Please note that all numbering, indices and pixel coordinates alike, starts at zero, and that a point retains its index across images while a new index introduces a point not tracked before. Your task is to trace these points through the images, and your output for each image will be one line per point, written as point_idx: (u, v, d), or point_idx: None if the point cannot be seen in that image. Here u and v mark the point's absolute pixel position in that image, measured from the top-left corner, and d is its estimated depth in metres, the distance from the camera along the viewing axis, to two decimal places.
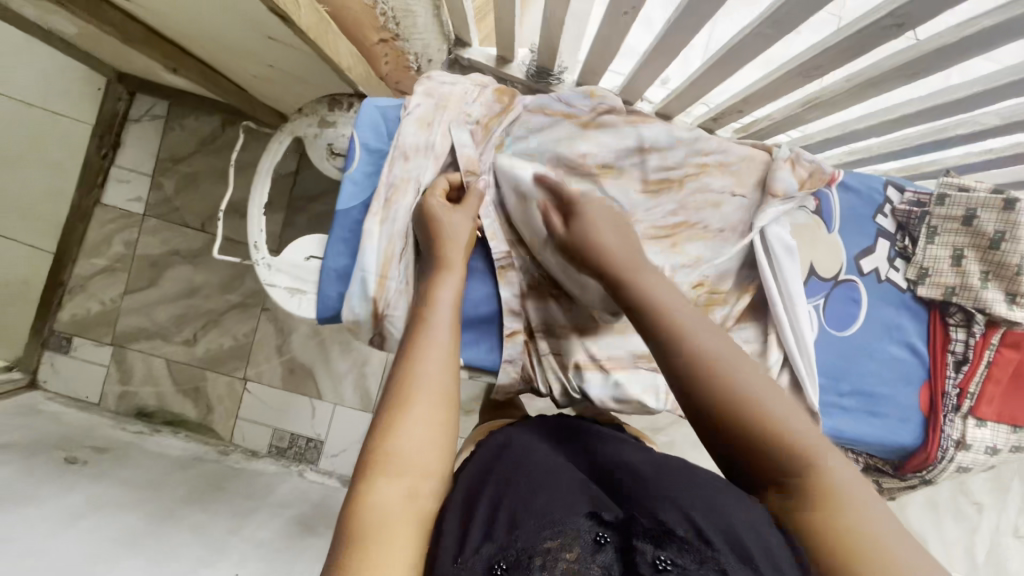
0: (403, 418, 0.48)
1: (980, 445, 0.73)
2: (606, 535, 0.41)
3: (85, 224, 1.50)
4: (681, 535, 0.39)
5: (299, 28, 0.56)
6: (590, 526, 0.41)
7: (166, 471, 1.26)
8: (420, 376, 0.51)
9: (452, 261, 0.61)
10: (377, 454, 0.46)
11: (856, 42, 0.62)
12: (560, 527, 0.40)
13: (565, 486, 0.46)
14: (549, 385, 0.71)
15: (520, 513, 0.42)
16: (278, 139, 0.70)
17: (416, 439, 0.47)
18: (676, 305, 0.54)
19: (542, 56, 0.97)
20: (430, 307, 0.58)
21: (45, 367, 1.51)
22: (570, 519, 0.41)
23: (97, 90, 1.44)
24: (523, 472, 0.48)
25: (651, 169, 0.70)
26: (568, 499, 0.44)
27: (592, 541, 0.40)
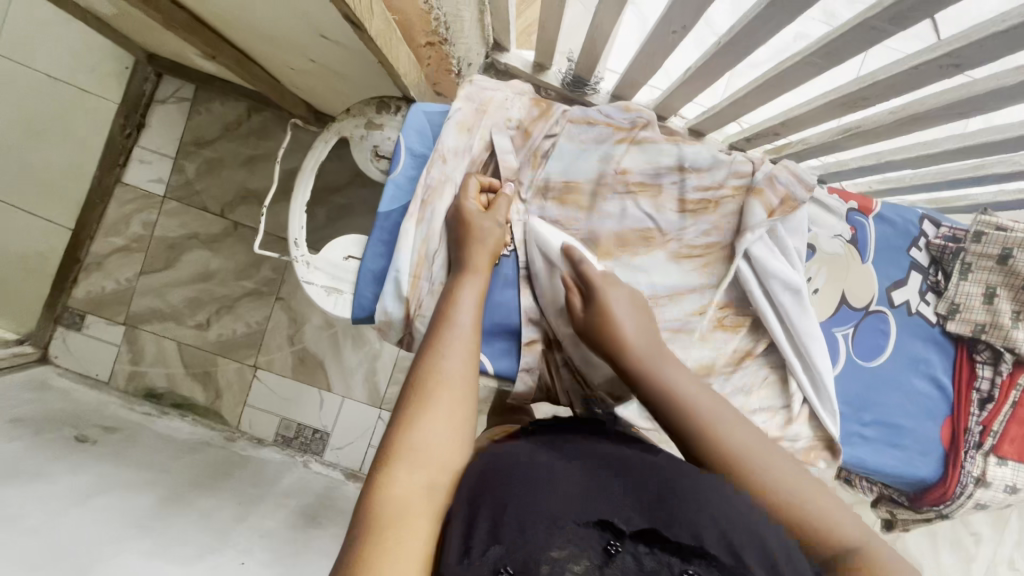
0: (423, 414, 0.48)
1: (1000, 484, 0.73)
2: (617, 544, 0.41)
3: (105, 203, 1.50)
4: (704, 550, 0.40)
5: (368, 35, 0.56)
6: (600, 535, 0.41)
7: (174, 454, 1.26)
8: (442, 373, 0.51)
9: (476, 265, 0.60)
10: (395, 446, 0.47)
11: (909, 77, 0.62)
12: (570, 535, 0.40)
13: (575, 487, 0.45)
14: (569, 396, 0.70)
15: (528, 515, 0.41)
16: (323, 139, 0.70)
17: (435, 436, 0.48)
18: (648, 348, 0.59)
19: (580, 66, 0.97)
20: (452, 307, 0.57)
21: (56, 342, 1.52)
22: (578, 527, 0.41)
23: (125, 69, 1.44)
24: (533, 466, 0.47)
25: (690, 188, 0.69)
26: (578, 504, 0.43)
27: (600, 550, 0.40)
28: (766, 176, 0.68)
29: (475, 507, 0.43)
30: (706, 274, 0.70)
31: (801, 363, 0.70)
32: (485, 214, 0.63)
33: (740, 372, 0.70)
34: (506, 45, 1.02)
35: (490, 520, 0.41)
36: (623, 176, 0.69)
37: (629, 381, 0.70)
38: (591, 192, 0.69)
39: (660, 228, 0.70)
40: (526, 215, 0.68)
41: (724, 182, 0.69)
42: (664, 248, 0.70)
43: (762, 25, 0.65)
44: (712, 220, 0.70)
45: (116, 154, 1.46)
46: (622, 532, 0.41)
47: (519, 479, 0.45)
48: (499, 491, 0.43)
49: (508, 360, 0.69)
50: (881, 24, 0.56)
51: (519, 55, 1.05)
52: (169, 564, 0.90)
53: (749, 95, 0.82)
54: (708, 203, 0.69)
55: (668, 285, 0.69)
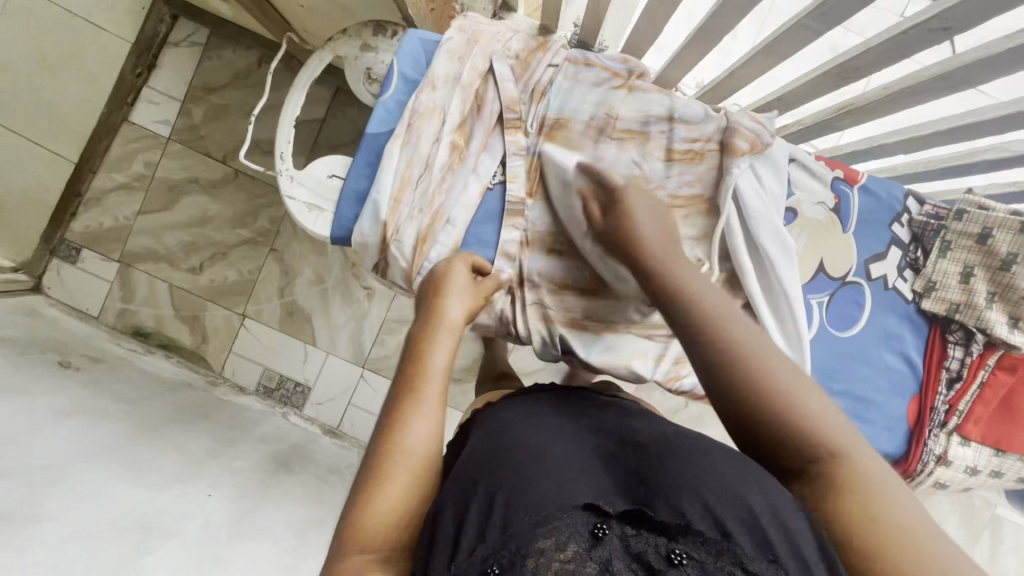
0: (412, 417, 0.47)
1: (961, 463, 0.74)
2: (605, 527, 0.39)
3: (111, 139, 1.51)
4: (698, 529, 0.38)
5: None
6: (586, 518, 0.40)
7: (155, 390, 1.28)
8: (405, 450, 0.46)
9: (453, 324, 0.55)
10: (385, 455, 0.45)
11: (896, 45, 0.62)
12: (552, 524, 0.39)
13: (562, 469, 0.44)
14: (530, 333, 0.71)
15: (514, 506, 0.40)
16: (318, 57, 0.71)
17: (395, 508, 0.44)
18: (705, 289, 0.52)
19: (585, 28, 0.99)
20: (426, 359, 0.52)
21: (50, 273, 1.53)
22: (563, 512, 0.39)
23: (141, 9, 1.45)
24: (516, 457, 0.46)
25: (677, 139, 0.70)
26: (564, 488, 0.42)
27: (587, 534, 0.39)
28: (732, 126, 0.68)
29: (462, 508, 0.42)
30: (687, 228, 0.70)
31: (777, 326, 0.69)
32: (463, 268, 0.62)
33: None
34: (514, 4, 1.03)
35: (478, 517, 0.41)
36: (609, 122, 0.70)
37: (590, 323, 0.71)
38: (582, 135, 0.70)
39: (647, 175, 0.70)
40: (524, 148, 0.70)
41: (712, 137, 0.69)
42: None
43: None
44: (699, 173, 0.70)
45: (125, 92, 1.49)
46: (608, 513, 0.40)
47: (506, 471, 0.44)
48: (486, 487, 0.43)
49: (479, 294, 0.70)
50: None
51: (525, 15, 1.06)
52: (136, 486, 0.90)
53: (747, 61, 0.82)
54: (695, 156, 0.70)
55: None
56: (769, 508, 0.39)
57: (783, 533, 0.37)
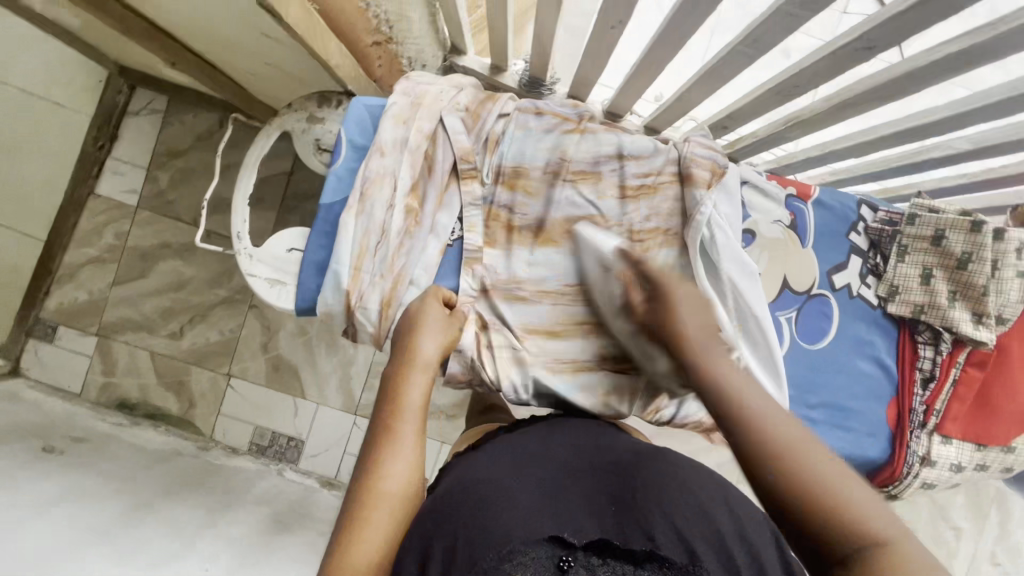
0: (389, 457, 0.48)
1: (945, 462, 0.73)
2: (570, 558, 0.39)
3: (78, 214, 1.50)
4: (670, 559, 0.40)
5: (287, 23, 0.57)
6: (550, 550, 0.40)
7: (144, 463, 1.25)
8: (383, 491, 0.46)
9: (427, 361, 0.57)
10: (365, 498, 0.46)
11: (830, 63, 0.64)
12: (516, 557, 0.38)
13: (529, 500, 0.44)
14: (498, 377, 0.69)
15: (479, 543, 0.40)
16: (266, 133, 0.72)
17: (372, 551, 0.43)
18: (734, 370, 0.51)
19: (535, 67, 1.01)
20: (401, 398, 0.52)
21: (29, 355, 1.51)
22: (525, 543, 0.40)
23: (98, 82, 1.42)
24: (481, 489, 0.46)
25: (629, 174, 0.71)
26: (526, 521, 0.42)
27: (552, 566, 0.39)
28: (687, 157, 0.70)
29: (430, 544, 0.42)
30: (651, 260, 0.72)
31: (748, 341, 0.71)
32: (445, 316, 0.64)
33: None
34: (463, 49, 1.05)
35: (445, 552, 0.41)
36: (564, 162, 0.71)
37: (560, 362, 0.71)
38: (537, 182, 0.71)
39: (603, 215, 0.72)
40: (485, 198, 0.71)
41: (663, 170, 0.71)
42: (609, 232, 0.72)
43: (692, 12, 0.66)
44: (659, 204, 0.71)
45: (88, 166, 1.48)
46: (573, 544, 0.41)
47: (473, 504, 0.44)
48: (453, 523, 0.43)
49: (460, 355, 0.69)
50: (795, 10, 0.58)
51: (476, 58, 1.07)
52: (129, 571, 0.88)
53: (691, 86, 0.84)
54: (653, 189, 0.71)
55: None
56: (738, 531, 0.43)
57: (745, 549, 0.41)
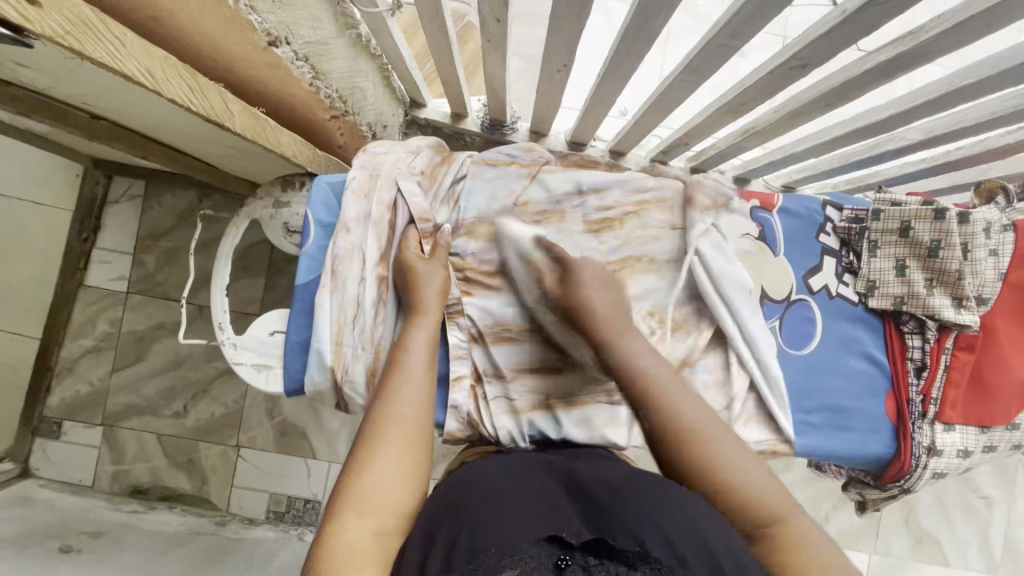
0: (375, 456, 0.51)
1: (951, 450, 0.73)
2: (569, 558, 0.40)
3: (70, 307, 1.52)
4: (653, 557, 0.40)
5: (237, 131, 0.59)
6: (550, 551, 0.41)
7: (163, 549, 1.25)
8: (394, 420, 0.55)
9: (419, 372, 0.60)
10: (349, 491, 0.49)
11: (769, 81, 0.66)
12: (515, 555, 0.40)
13: (525, 508, 0.46)
14: (495, 430, 0.72)
15: (476, 538, 0.42)
16: (235, 222, 0.72)
17: (388, 481, 0.50)
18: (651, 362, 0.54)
19: (494, 111, 1.03)
20: (405, 352, 0.61)
21: (36, 454, 1.51)
22: (524, 545, 0.41)
23: (75, 177, 1.45)
24: (479, 495, 0.48)
25: (592, 209, 0.72)
26: (524, 524, 0.43)
27: (551, 565, 0.40)
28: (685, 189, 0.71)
29: (429, 542, 0.44)
30: None
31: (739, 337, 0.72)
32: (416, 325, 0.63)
33: None
34: (422, 102, 1.07)
35: (444, 549, 0.42)
36: (534, 196, 0.70)
37: (556, 404, 0.70)
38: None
39: None
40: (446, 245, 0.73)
41: (627, 202, 0.72)
42: None
43: (629, 46, 0.68)
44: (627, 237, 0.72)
45: (75, 259, 1.50)
46: (572, 545, 0.42)
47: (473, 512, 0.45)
48: (451, 525, 0.45)
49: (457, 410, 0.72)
50: (726, 40, 0.60)
51: (435, 108, 1.10)
52: None
53: (646, 112, 0.87)
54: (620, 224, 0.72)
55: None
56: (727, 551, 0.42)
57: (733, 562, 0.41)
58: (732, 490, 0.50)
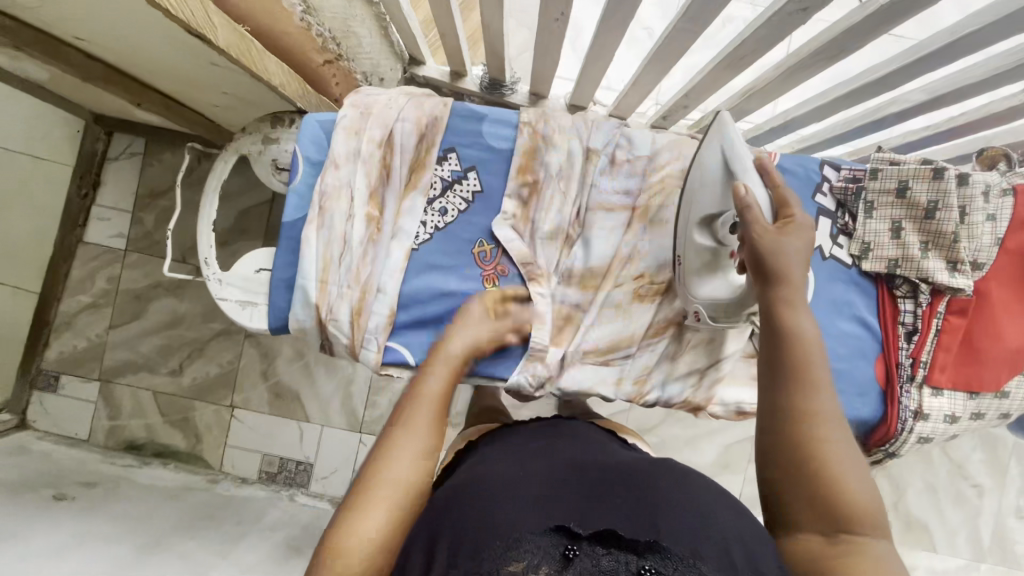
0: (396, 447, 0.48)
1: (938, 414, 0.72)
2: (576, 548, 0.40)
3: (69, 262, 1.52)
4: (665, 546, 0.40)
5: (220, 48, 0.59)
6: (556, 541, 0.40)
7: (154, 501, 1.26)
8: (420, 419, 0.50)
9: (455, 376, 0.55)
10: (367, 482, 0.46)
11: (769, 30, 0.64)
12: (522, 545, 0.39)
13: (535, 497, 0.45)
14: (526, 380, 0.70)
15: (485, 529, 0.41)
16: (223, 158, 0.72)
17: (404, 470, 0.47)
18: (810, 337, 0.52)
19: (493, 70, 1.02)
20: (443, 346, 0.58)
21: (34, 407, 1.52)
22: (532, 536, 0.40)
23: (76, 132, 1.45)
24: (484, 488, 0.47)
25: (600, 167, 0.73)
26: (532, 514, 0.42)
27: (558, 556, 0.39)
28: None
29: (436, 533, 0.43)
30: (628, 242, 0.73)
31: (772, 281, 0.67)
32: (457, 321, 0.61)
33: (662, 342, 0.73)
34: (421, 59, 1.05)
35: (450, 539, 0.42)
36: (564, 172, 0.73)
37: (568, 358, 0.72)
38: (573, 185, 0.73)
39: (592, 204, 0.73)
40: (441, 179, 0.72)
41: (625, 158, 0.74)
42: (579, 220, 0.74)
43: None
44: (636, 182, 0.73)
45: (75, 215, 1.50)
46: (579, 535, 0.41)
47: (479, 498, 0.44)
48: (457, 512, 0.44)
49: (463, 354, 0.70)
50: None
51: (435, 66, 1.09)
52: None
53: (645, 70, 0.85)
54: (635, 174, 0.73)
55: (614, 235, 0.73)
56: (743, 549, 0.41)
57: (745, 559, 0.41)
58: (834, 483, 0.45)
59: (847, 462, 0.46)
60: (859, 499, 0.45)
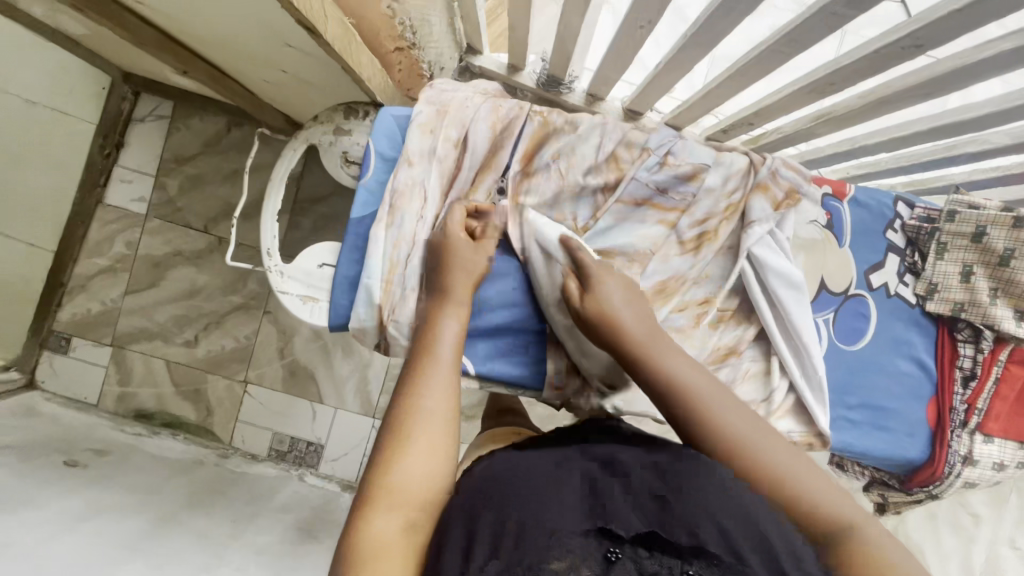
0: (403, 452, 0.46)
1: (987, 461, 0.73)
2: (617, 551, 0.38)
3: (87, 224, 1.45)
4: (709, 551, 0.38)
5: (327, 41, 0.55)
6: (598, 542, 0.39)
7: (167, 474, 1.24)
8: (422, 412, 0.48)
9: (448, 363, 0.52)
10: (375, 489, 0.44)
11: (870, 62, 0.63)
12: (569, 545, 0.37)
13: (569, 494, 0.43)
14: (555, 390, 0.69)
15: (525, 523, 0.39)
16: (293, 147, 0.72)
17: (416, 473, 0.45)
18: (689, 375, 0.55)
19: (554, 67, 0.98)
20: (435, 340, 0.54)
21: (44, 366, 1.48)
22: (577, 537, 0.38)
23: (101, 89, 1.37)
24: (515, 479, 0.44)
25: (651, 174, 0.69)
26: (571, 511, 0.41)
27: (600, 558, 0.38)
28: (770, 171, 0.69)
29: (472, 524, 0.40)
30: (692, 264, 0.70)
31: (783, 337, 0.71)
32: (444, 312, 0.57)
33: (724, 369, 0.71)
34: (479, 49, 1.02)
35: (488, 529, 0.39)
36: (594, 171, 0.69)
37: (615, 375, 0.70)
38: (599, 188, 0.69)
39: (653, 208, 0.70)
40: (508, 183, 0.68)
41: (683, 166, 0.69)
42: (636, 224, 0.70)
43: (726, 13, 0.64)
44: (692, 195, 0.70)
45: (95, 175, 1.42)
46: (621, 536, 0.39)
47: (515, 492, 0.42)
48: (496, 503, 0.41)
49: (515, 367, 0.69)
50: (841, 8, 0.56)
51: (492, 57, 1.06)
52: None
53: (721, 84, 0.83)
54: (682, 181, 0.70)
55: (647, 243, 0.69)
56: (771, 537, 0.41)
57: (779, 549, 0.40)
58: (801, 493, 0.47)
59: (795, 470, 0.49)
60: (821, 510, 0.46)
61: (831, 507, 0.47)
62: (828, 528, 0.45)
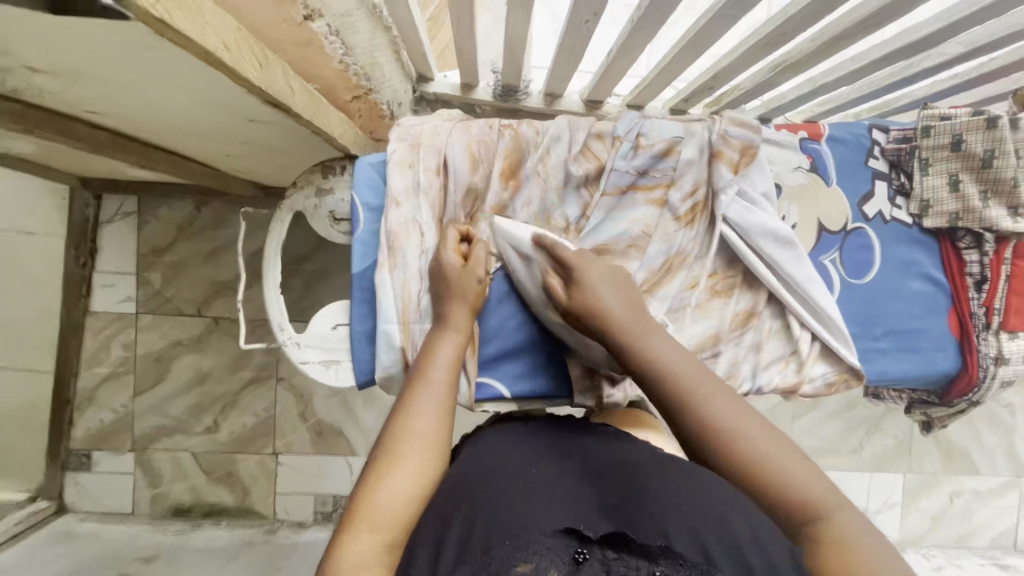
0: (389, 472, 0.47)
1: (1018, 357, 0.74)
2: (586, 551, 0.39)
3: (80, 335, 1.42)
4: (677, 551, 0.38)
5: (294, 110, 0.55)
6: (567, 543, 0.39)
7: (219, 565, 1.22)
8: (410, 434, 0.49)
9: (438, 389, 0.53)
10: (359, 507, 0.45)
11: (817, 6, 0.64)
12: (532, 547, 0.38)
13: (551, 493, 0.43)
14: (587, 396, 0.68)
15: (495, 530, 0.40)
16: (278, 218, 0.70)
17: (400, 492, 0.46)
18: (673, 360, 0.54)
19: (507, 76, 0.99)
20: (426, 364, 0.56)
21: (69, 488, 1.44)
22: (542, 537, 0.39)
23: (62, 200, 1.35)
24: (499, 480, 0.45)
25: (628, 158, 0.69)
26: (546, 510, 0.41)
27: (568, 558, 0.38)
28: (719, 137, 0.68)
29: (444, 528, 0.42)
30: (690, 236, 0.71)
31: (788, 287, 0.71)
32: (442, 336, 0.58)
33: (747, 333, 0.72)
34: (429, 75, 1.03)
35: (456, 539, 0.41)
36: (575, 167, 0.69)
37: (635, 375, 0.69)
38: (585, 182, 0.70)
39: (641, 190, 0.70)
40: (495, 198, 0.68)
41: (661, 144, 0.69)
42: (630, 210, 0.70)
43: None
44: (674, 169, 0.70)
45: (76, 287, 1.40)
46: (590, 537, 0.40)
47: (490, 492, 0.44)
48: (468, 508, 0.43)
49: (548, 380, 0.69)
50: None
51: (443, 80, 1.06)
52: None
53: (676, 57, 0.83)
54: (660, 159, 0.70)
55: (642, 225, 0.70)
56: (753, 539, 0.40)
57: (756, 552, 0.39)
58: (773, 477, 0.47)
59: (782, 458, 0.48)
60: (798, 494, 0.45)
61: (805, 491, 0.46)
62: (798, 511, 0.45)
